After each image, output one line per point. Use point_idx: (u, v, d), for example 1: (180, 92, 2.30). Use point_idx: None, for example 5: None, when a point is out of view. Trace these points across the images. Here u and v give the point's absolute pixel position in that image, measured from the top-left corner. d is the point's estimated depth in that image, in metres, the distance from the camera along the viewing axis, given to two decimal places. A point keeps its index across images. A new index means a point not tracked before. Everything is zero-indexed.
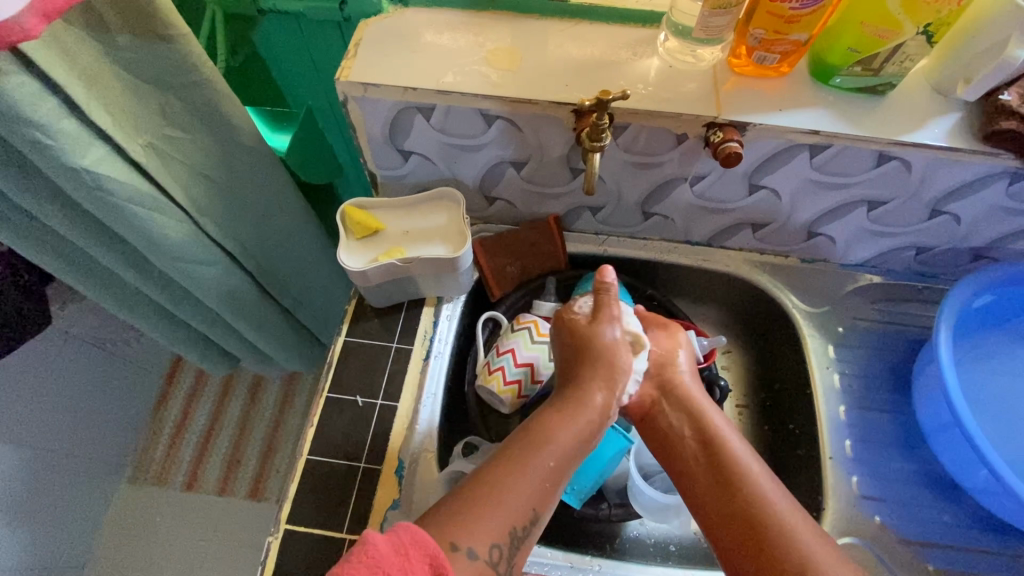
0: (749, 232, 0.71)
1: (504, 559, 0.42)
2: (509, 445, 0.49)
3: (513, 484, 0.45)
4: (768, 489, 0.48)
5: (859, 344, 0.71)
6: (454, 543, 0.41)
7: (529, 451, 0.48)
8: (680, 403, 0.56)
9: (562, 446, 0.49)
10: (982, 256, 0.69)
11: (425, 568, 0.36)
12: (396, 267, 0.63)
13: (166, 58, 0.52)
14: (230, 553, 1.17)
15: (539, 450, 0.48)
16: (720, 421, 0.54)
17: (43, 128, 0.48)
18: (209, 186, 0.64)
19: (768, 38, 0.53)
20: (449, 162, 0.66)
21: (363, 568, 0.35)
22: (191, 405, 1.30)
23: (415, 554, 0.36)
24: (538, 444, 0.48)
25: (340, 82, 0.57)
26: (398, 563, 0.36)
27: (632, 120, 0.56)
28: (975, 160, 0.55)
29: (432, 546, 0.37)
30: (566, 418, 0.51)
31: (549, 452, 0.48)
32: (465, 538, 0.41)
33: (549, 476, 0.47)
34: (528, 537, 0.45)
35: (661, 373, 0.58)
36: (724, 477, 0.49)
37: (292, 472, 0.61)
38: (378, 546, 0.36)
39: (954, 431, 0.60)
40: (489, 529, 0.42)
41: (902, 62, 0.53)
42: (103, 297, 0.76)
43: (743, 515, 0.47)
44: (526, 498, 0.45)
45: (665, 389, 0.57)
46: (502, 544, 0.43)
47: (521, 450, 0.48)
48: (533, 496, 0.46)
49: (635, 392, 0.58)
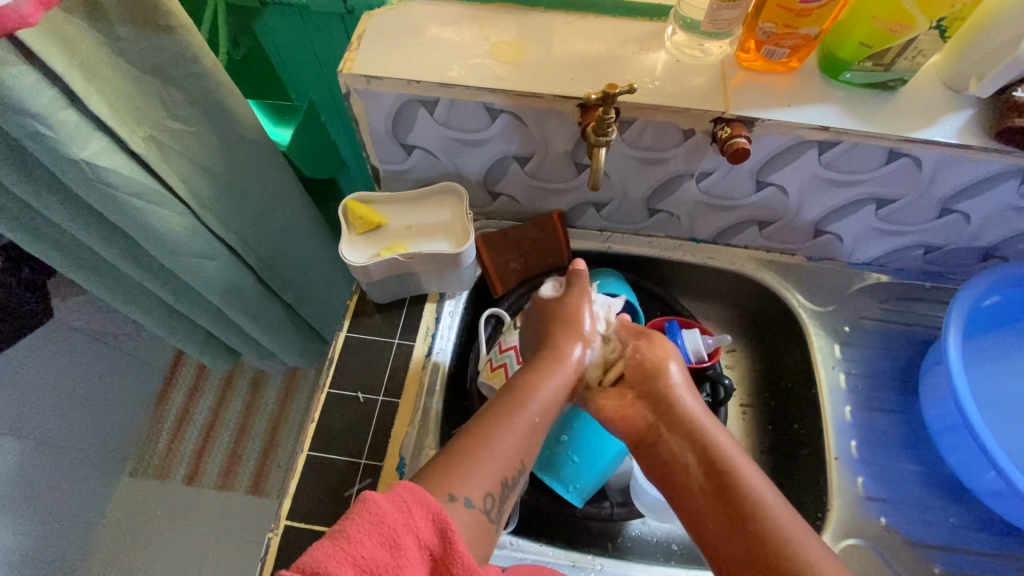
0: (755, 230, 0.70)
1: (496, 506, 0.45)
2: (494, 401, 0.51)
3: (499, 437, 0.47)
4: (779, 514, 0.46)
5: (865, 344, 0.70)
6: (451, 494, 0.43)
7: (510, 409, 0.50)
8: (677, 427, 0.52)
9: (543, 401, 0.51)
10: (992, 256, 0.68)
11: (427, 524, 0.37)
12: (398, 262, 0.62)
13: (166, 48, 0.52)
14: (231, 548, 1.17)
15: (522, 407, 0.50)
16: (724, 441, 0.51)
17: (42, 119, 0.47)
18: (210, 179, 0.63)
19: (778, 32, 0.52)
20: (453, 157, 0.65)
21: (368, 524, 0.36)
22: (193, 398, 1.29)
23: (417, 511, 0.37)
24: (522, 398, 0.51)
25: (343, 74, 0.56)
26: (402, 520, 0.37)
27: (638, 115, 0.56)
28: (986, 157, 0.55)
29: (436, 505, 0.38)
30: (549, 377, 0.53)
31: (534, 405, 0.51)
32: (461, 489, 0.43)
33: (533, 429, 0.50)
34: (516, 487, 0.47)
35: (655, 394, 0.55)
36: (732, 505, 0.47)
37: (293, 468, 0.60)
38: (382, 505, 0.37)
39: (961, 432, 0.59)
40: (483, 479, 0.45)
41: (913, 57, 0.52)
42: (104, 291, 0.75)
43: (755, 544, 0.45)
44: (515, 448, 0.48)
45: (659, 406, 0.54)
46: (495, 493, 0.45)
47: (501, 407, 0.50)
48: (521, 447, 0.48)
49: (630, 414, 0.55)
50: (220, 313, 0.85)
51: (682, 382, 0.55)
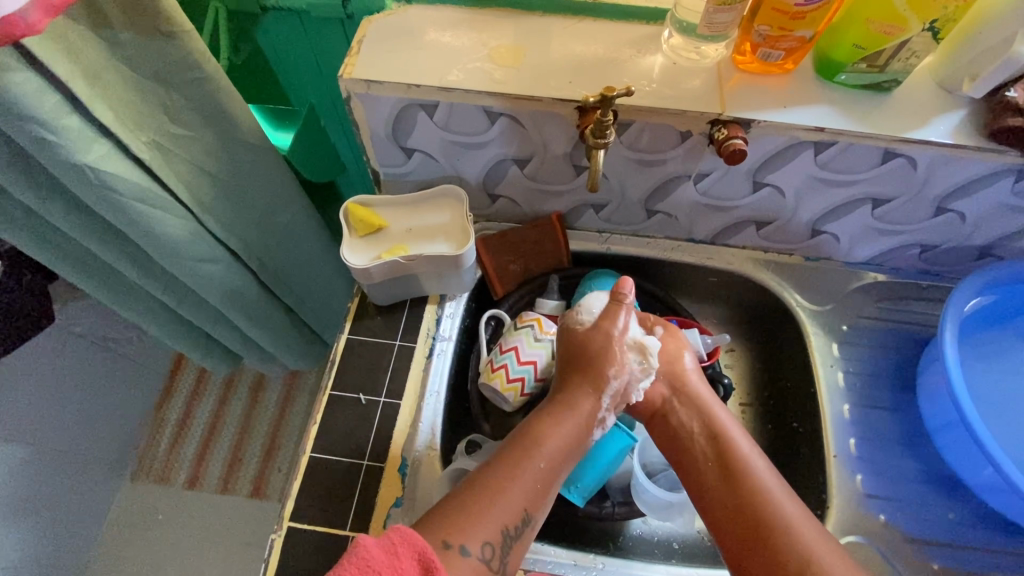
0: (752, 230, 0.71)
1: (497, 556, 0.43)
2: (505, 450, 0.50)
3: (511, 485, 0.47)
4: (772, 483, 0.50)
5: (863, 342, 0.70)
6: (446, 541, 0.42)
7: (520, 453, 0.49)
8: (689, 398, 0.57)
9: (553, 451, 0.51)
10: (987, 254, 0.68)
11: (413, 564, 0.37)
12: (399, 264, 0.63)
13: (169, 55, 0.52)
14: (232, 551, 1.17)
15: (530, 453, 0.49)
16: (727, 419, 0.55)
17: (45, 124, 0.47)
18: (212, 183, 0.64)
19: (772, 35, 0.53)
20: (453, 160, 0.66)
21: (353, 570, 0.36)
22: (193, 405, 1.29)
23: (404, 552, 0.38)
24: (530, 448, 0.50)
25: (343, 79, 0.57)
26: (389, 562, 0.37)
27: (635, 117, 0.56)
28: (980, 157, 0.55)
29: (422, 544, 0.38)
30: (563, 422, 0.53)
31: (544, 455, 0.50)
32: (457, 537, 0.42)
33: (541, 479, 0.49)
34: (523, 535, 0.46)
35: (672, 371, 0.59)
36: (729, 469, 0.51)
37: (295, 470, 0.61)
38: (369, 548, 0.37)
39: (959, 429, 0.59)
40: (484, 528, 0.44)
41: (907, 59, 0.52)
42: (105, 295, 0.76)
43: (744, 508, 0.49)
44: (519, 501, 0.47)
45: (674, 383, 0.58)
46: (495, 542, 0.44)
47: (515, 454, 0.49)
48: (525, 497, 0.47)
49: (647, 391, 0.58)
50: (222, 317, 0.86)
51: (695, 365, 0.59)
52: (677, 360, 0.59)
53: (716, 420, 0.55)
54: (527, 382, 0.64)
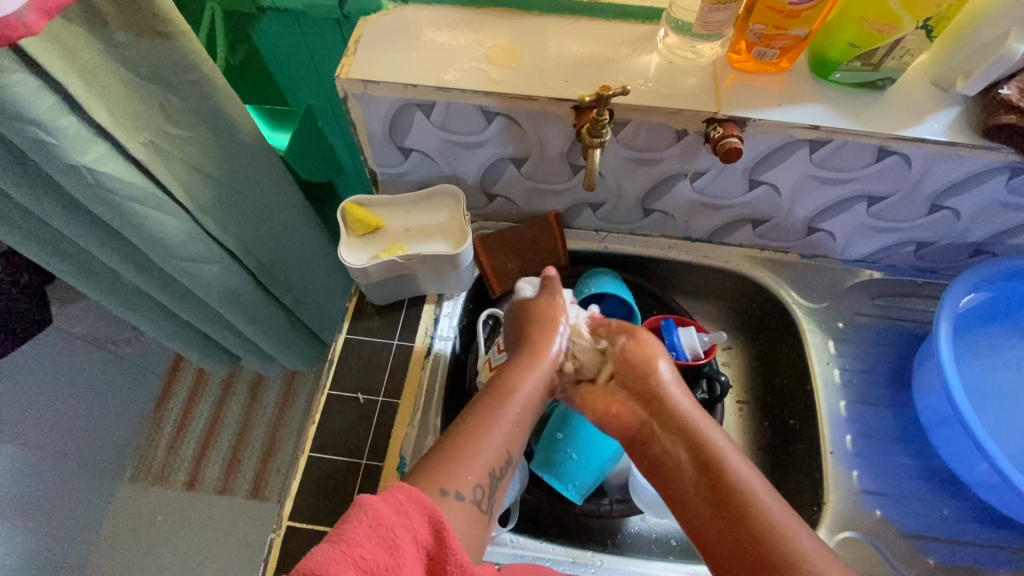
0: (749, 228, 0.71)
1: (486, 497, 0.46)
2: (479, 398, 0.52)
3: (489, 429, 0.50)
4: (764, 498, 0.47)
5: (859, 339, 0.71)
6: (443, 490, 0.44)
7: (496, 399, 0.52)
8: (668, 420, 0.54)
9: (524, 395, 0.53)
10: (982, 251, 0.69)
11: (423, 523, 0.38)
12: (396, 264, 0.63)
13: (166, 56, 0.53)
14: (232, 551, 1.17)
15: (506, 398, 0.52)
16: (715, 435, 0.52)
17: (42, 125, 0.48)
18: (209, 184, 0.64)
19: (767, 34, 0.53)
20: (450, 159, 0.66)
21: (366, 527, 0.36)
22: (192, 405, 1.29)
23: (414, 513, 0.38)
24: (504, 396, 0.52)
25: (340, 79, 0.57)
26: (399, 521, 0.37)
27: (632, 116, 0.56)
28: (974, 154, 0.55)
29: (432, 506, 0.39)
30: (529, 371, 0.55)
31: (515, 406, 0.52)
32: (452, 484, 0.45)
33: (519, 419, 0.52)
34: (506, 474, 0.49)
35: (643, 390, 0.56)
36: (718, 490, 0.48)
37: (294, 469, 0.61)
38: (381, 508, 0.37)
39: (954, 426, 0.60)
40: (473, 472, 0.46)
41: (901, 57, 0.53)
42: (103, 296, 0.76)
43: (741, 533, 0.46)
44: (500, 440, 0.50)
45: (652, 403, 0.55)
46: (485, 485, 0.46)
47: (489, 400, 0.52)
48: (507, 438, 0.50)
49: (621, 414, 0.56)
50: (220, 317, 0.86)
51: (672, 379, 0.56)
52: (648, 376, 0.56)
53: (703, 438, 0.52)
54: None
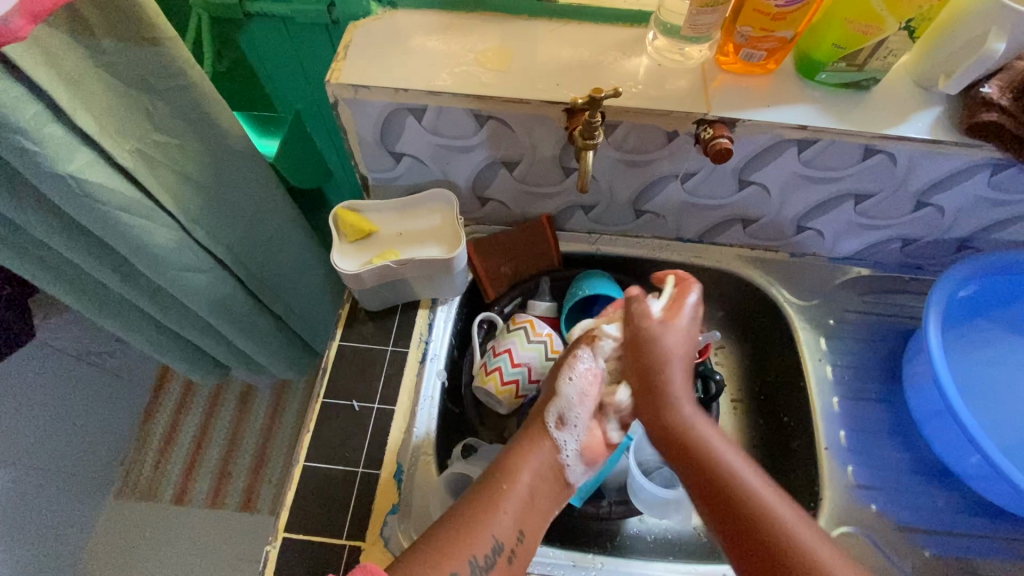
0: (739, 228, 0.72)
1: None
2: (474, 492, 0.51)
3: (479, 528, 0.48)
4: (762, 491, 0.48)
5: (851, 335, 0.72)
6: None
7: (486, 499, 0.50)
8: (654, 382, 0.54)
9: (526, 480, 0.52)
10: (966, 247, 0.70)
11: None
12: (390, 269, 0.63)
13: (154, 62, 0.52)
14: (224, 565, 1.15)
15: (504, 493, 0.50)
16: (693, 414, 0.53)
17: (27, 133, 0.47)
18: (196, 192, 0.63)
19: (754, 35, 0.54)
20: (442, 163, 0.66)
21: None
22: (178, 422, 1.27)
23: None
24: (498, 481, 0.51)
25: (330, 84, 0.56)
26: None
27: (622, 118, 0.57)
28: (957, 151, 0.57)
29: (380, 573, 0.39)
30: (530, 458, 0.53)
31: (510, 495, 0.50)
32: (427, 574, 0.44)
33: (523, 505, 0.51)
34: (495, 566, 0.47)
35: (643, 374, 0.55)
36: (713, 482, 0.49)
37: (289, 479, 0.60)
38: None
39: (946, 419, 0.61)
40: (451, 563, 0.45)
41: (885, 57, 0.54)
42: (87, 309, 0.74)
43: (738, 517, 0.47)
44: (486, 533, 0.47)
45: (654, 394, 0.54)
46: (463, 575, 0.45)
47: (483, 498, 0.50)
48: (496, 528, 0.48)
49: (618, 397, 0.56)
50: (209, 328, 0.84)
51: (676, 355, 0.54)
52: (647, 347, 0.54)
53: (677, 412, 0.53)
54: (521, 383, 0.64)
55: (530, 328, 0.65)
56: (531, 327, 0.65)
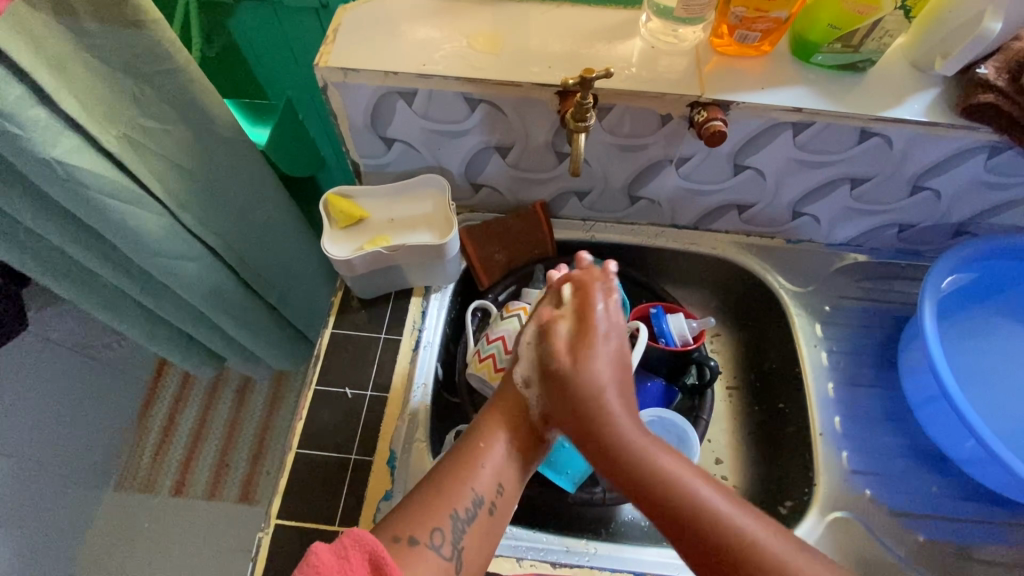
0: (735, 214, 0.71)
1: (446, 543, 0.44)
2: (457, 449, 0.50)
3: (455, 484, 0.47)
4: (712, 499, 0.44)
5: (847, 322, 0.71)
6: (395, 536, 0.44)
7: (465, 461, 0.49)
8: (592, 426, 0.49)
9: (507, 443, 0.50)
10: (963, 232, 0.69)
11: (364, 565, 0.38)
12: (381, 255, 0.62)
13: (139, 46, 0.51)
14: (222, 556, 1.16)
15: (480, 455, 0.49)
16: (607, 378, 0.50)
17: (11, 117, 0.46)
18: (186, 178, 0.63)
19: (748, 16, 0.53)
20: (434, 149, 0.65)
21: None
22: (175, 413, 1.27)
23: (354, 554, 0.39)
24: (466, 448, 0.50)
25: (319, 67, 0.56)
26: (338, 566, 0.38)
27: (615, 102, 0.56)
28: (954, 134, 0.56)
29: (372, 541, 0.39)
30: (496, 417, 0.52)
31: (487, 460, 0.49)
32: (405, 530, 0.44)
33: (502, 461, 0.50)
34: (487, 509, 0.47)
35: (567, 395, 0.50)
36: (667, 509, 0.44)
37: (282, 467, 0.60)
38: (321, 554, 0.38)
39: (941, 404, 0.60)
40: (427, 519, 0.45)
41: (881, 38, 0.53)
42: (79, 299, 0.74)
43: (657, 505, 0.45)
44: (462, 488, 0.47)
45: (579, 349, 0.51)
46: (444, 527, 0.45)
47: (466, 454, 0.49)
48: (475, 480, 0.48)
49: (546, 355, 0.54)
50: (202, 318, 0.84)
51: (611, 381, 0.50)
52: (573, 391, 0.50)
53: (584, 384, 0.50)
54: None
55: (523, 315, 0.65)
56: (525, 314, 0.65)
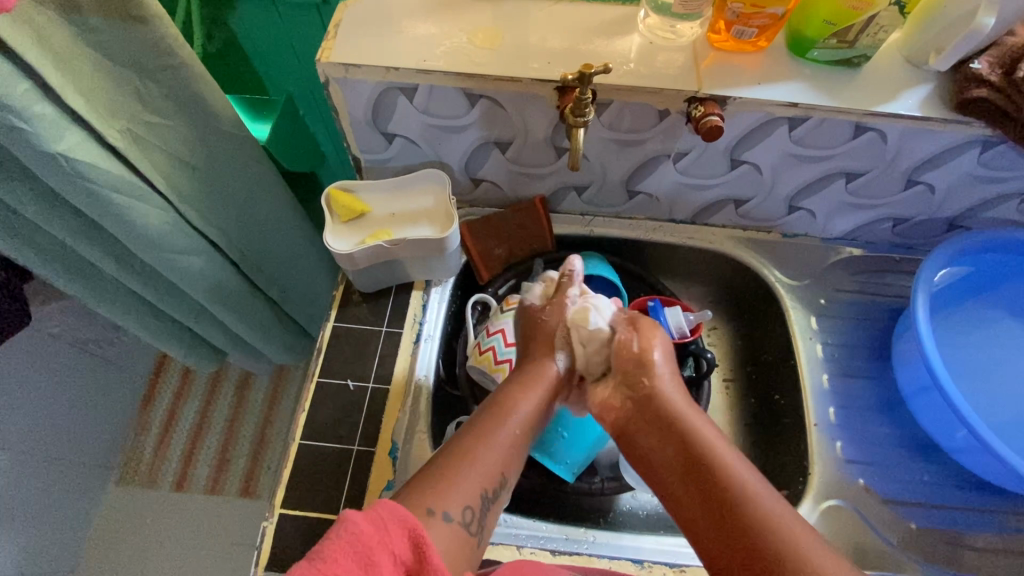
0: (732, 208, 0.72)
1: (474, 519, 0.44)
2: (478, 418, 0.51)
3: (483, 451, 0.47)
4: (754, 488, 0.45)
5: (841, 314, 0.72)
6: (429, 509, 0.42)
7: (492, 424, 0.50)
8: (669, 431, 0.50)
9: (525, 416, 0.51)
10: (957, 226, 0.70)
11: (403, 543, 0.36)
12: (382, 249, 0.63)
13: (142, 41, 0.52)
14: (224, 549, 1.17)
15: (502, 420, 0.50)
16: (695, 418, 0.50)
17: (17, 112, 0.47)
18: (189, 172, 0.63)
19: (745, 12, 0.54)
20: (434, 144, 0.66)
21: (343, 545, 0.35)
22: (178, 408, 1.28)
23: (393, 528, 0.36)
24: (501, 417, 0.50)
25: (320, 63, 0.56)
26: (378, 537, 0.36)
27: (614, 97, 0.57)
28: (946, 128, 0.57)
29: (412, 518, 0.37)
30: (529, 391, 0.53)
31: (515, 423, 0.51)
32: (439, 504, 0.43)
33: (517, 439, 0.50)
34: (497, 499, 0.47)
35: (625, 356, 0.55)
36: (710, 496, 0.45)
37: (286, 457, 0.61)
38: (360, 523, 0.36)
39: (933, 395, 0.61)
40: (462, 495, 0.44)
41: (875, 34, 0.54)
42: (83, 294, 0.74)
43: (733, 529, 0.43)
44: (495, 465, 0.47)
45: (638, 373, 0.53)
46: (475, 506, 0.44)
47: (489, 425, 0.50)
48: (500, 462, 0.48)
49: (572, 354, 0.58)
50: (205, 312, 0.85)
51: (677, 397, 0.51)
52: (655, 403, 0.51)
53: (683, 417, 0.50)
54: (515, 363, 0.65)
55: None
56: None
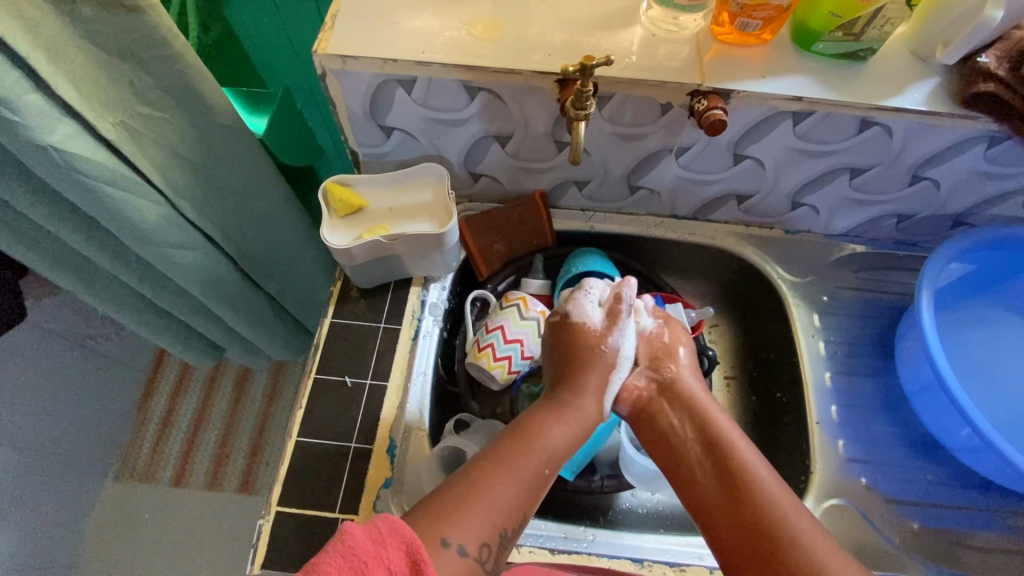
0: (734, 204, 0.71)
1: (492, 558, 0.41)
2: (497, 444, 0.47)
3: (505, 480, 0.44)
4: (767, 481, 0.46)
5: (845, 312, 0.72)
6: (444, 539, 0.40)
7: (511, 451, 0.47)
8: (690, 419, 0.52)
9: (550, 448, 0.48)
10: (962, 223, 0.69)
11: (400, 557, 0.36)
12: (381, 244, 0.62)
13: (134, 31, 0.51)
14: (222, 545, 1.17)
15: (528, 450, 0.47)
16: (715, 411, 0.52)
17: (6, 103, 0.46)
18: (184, 166, 0.62)
19: (749, 3, 0.53)
20: (433, 138, 0.65)
21: (340, 559, 0.34)
22: (175, 404, 1.27)
23: (391, 542, 0.36)
24: (525, 441, 0.47)
25: (317, 54, 0.55)
26: (375, 552, 0.35)
27: (615, 90, 0.56)
28: (953, 123, 0.56)
29: (410, 533, 0.36)
30: (552, 415, 0.50)
31: (540, 455, 0.47)
32: (454, 534, 0.40)
33: (541, 478, 0.47)
34: (514, 537, 0.44)
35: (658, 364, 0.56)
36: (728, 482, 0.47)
37: (282, 455, 0.60)
38: (357, 536, 0.35)
39: (936, 392, 0.61)
40: (476, 527, 0.41)
41: (882, 26, 0.53)
42: (77, 289, 0.73)
43: (742, 513, 0.45)
44: (516, 500, 0.44)
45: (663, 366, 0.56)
46: (492, 543, 0.41)
47: (506, 450, 0.47)
48: (522, 499, 0.45)
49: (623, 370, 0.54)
50: (202, 308, 0.84)
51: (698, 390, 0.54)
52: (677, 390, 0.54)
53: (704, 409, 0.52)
54: (515, 359, 0.64)
55: (522, 305, 0.65)
56: (523, 304, 0.65)
